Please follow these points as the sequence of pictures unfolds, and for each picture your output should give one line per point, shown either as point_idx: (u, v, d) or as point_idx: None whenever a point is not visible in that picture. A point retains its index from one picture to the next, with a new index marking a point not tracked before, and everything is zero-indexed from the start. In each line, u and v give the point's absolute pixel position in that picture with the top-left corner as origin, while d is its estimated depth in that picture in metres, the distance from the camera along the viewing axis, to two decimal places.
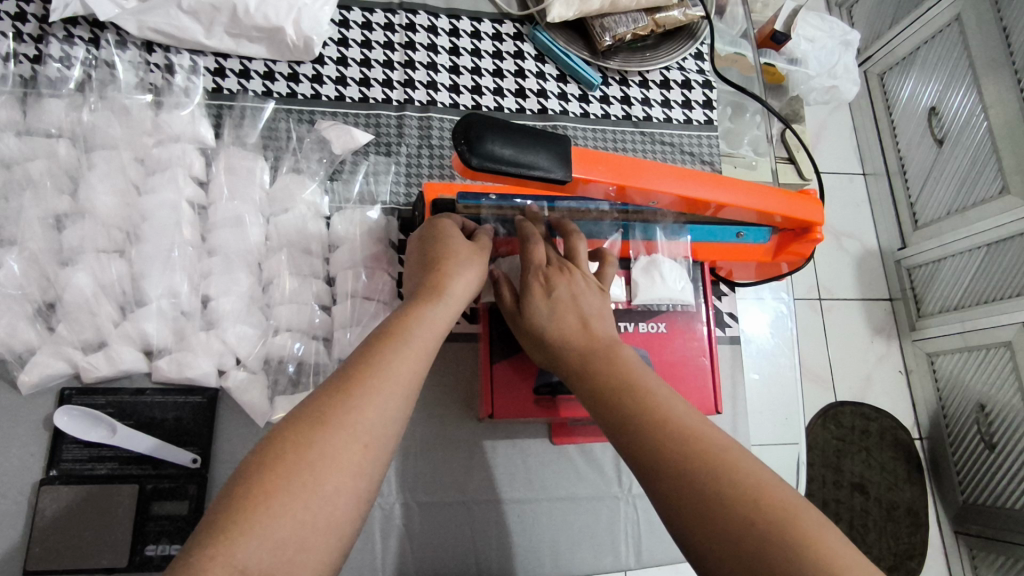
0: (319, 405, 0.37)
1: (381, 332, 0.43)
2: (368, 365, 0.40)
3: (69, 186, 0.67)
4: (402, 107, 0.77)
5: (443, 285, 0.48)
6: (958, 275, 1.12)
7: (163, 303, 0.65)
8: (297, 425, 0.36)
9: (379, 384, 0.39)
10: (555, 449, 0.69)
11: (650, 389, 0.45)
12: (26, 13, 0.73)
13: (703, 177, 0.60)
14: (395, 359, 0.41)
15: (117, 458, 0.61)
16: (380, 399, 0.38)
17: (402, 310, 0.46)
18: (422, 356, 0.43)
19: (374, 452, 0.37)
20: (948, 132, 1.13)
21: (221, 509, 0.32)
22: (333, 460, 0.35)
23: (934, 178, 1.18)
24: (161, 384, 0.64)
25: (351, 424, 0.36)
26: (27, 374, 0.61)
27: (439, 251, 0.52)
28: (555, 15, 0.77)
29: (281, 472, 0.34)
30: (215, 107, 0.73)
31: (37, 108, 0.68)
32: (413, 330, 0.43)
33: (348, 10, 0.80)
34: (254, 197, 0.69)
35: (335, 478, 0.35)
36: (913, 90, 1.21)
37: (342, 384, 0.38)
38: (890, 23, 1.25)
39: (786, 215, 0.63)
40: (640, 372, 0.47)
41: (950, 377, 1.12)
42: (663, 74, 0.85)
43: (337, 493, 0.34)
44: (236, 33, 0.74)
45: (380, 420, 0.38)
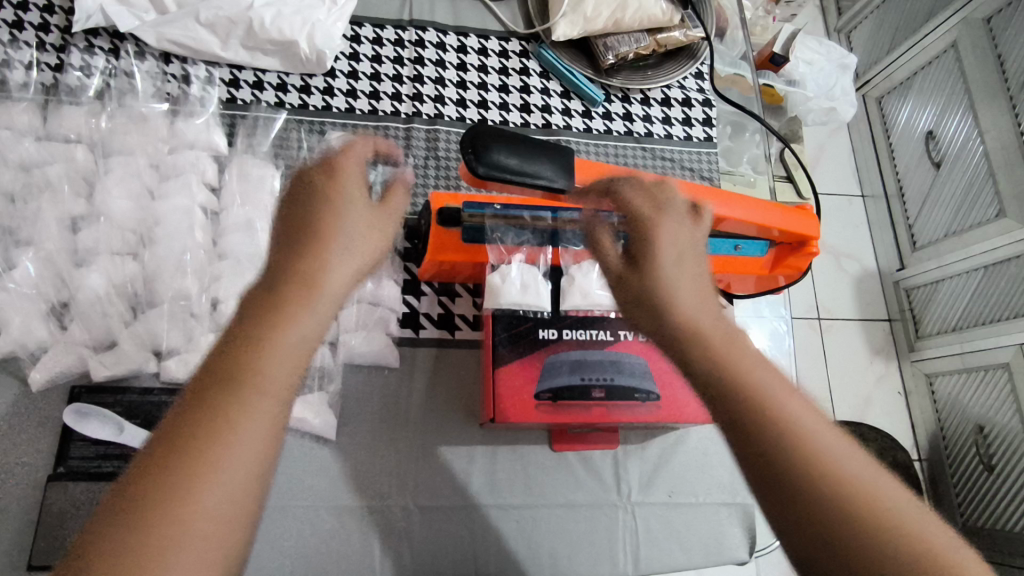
0: (172, 447, 0.35)
1: (249, 333, 0.40)
2: (239, 394, 0.37)
3: (85, 190, 0.69)
4: (410, 120, 0.79)
5: (314, 282, 0.43)
6: (956, 297, 1.13)
7: (174, 305, 0.66)
8: (151, 470, 0.35)
9: (242, 418, 0.37)
10: (555, 456, 0.70)
11: (770, 377, 0.42)
12: (51, 23, 0.75)
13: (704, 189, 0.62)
14: (269, 383, 0.38)
15: (124, 457, 0.62)
16: (261, 413, 0.37)
17: (264, 298, 0.42)
18: (292, 368, 0.40)
19: (262, 458, 0.37)
20: (945, 156, 1.16)
21: (86, 569, 0.32)
22: (224, 483, 0.35)
23: (932, 201, 1.20)
24: (169, 385, 0.66)
25: (234, 451, 0.36)
26: (39, 371, 0.63)
27: (315, 220, 0.45)
28: (561, 33, 0.80)
29: (160, 511, 0.33)
30: (229, 117, 0.75)
31: (56, 114, 0.70)
32: (291, 326, 0.40)
33: (359, 26, 0.82)
34: (265, 204, 0.71)
35: (228, 495, 0.35)
36: (910, 115, 1.24)
37: (210, 406, 0.37)
38: (888, 48, 1.29)
39: (784, 229, 0.66)
40: (752, 355, 0.44)
41: (949, 399, 1.13)
42: (663, 92, 0.87)
43: (230, 504, 0.35)
44: (252, 46, 0.76)
45: (253, 451, 0.37)
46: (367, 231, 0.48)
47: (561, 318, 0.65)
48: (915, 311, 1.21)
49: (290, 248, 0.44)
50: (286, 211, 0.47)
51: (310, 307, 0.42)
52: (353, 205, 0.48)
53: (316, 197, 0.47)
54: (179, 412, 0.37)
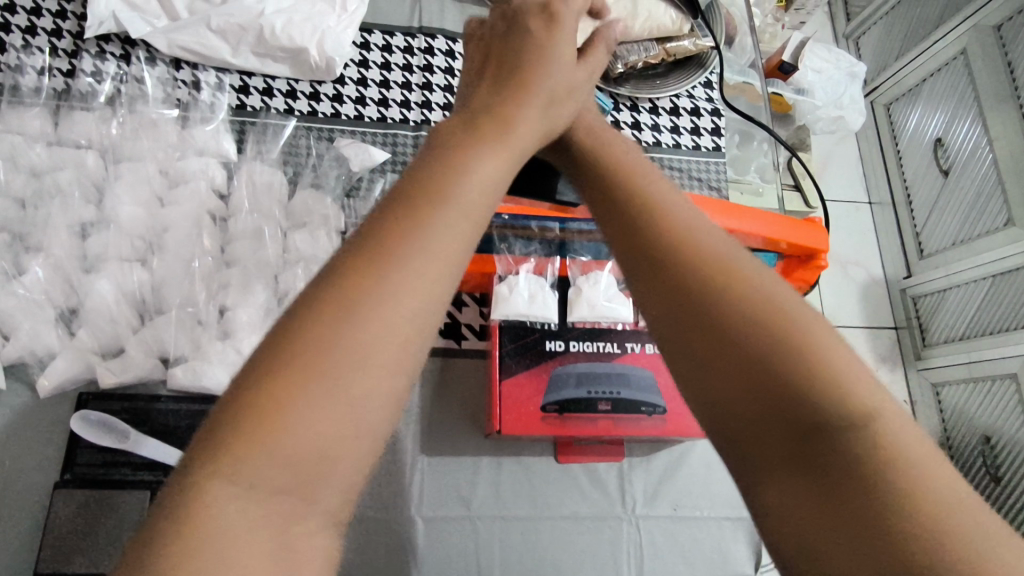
0: (290, 336, 0.30)
1: (428, 180, 0.36)
2: (361, 290, 0.31)
3: (95, 196, 0.70)
4: (418, 128, 0.79)
5: (483, 176, 0.37)
6: (963, 306, 1.13)
7: (182, 312, 0.67)
8: (270, 360, 0.30)
9: (366, 318, 0.31)
10: (560, 467, 0.70)
11: (723, 253, 0.37)
12: (63, 28, 0.76)
13: (709, 204, 0.63)
14: (405, 291, 0.32)
15: (129, 464, 0.63)
16: (421, 274, 0.33)
17: (464, 141, 0.38)
18: (439, 279, 0.33)
19: (422, 330, 0.32)
20: (954, 163, 1.15)
21: (203, 452, 0.28)
22: (376, 349, 0.31)
23: (939, 209, 1.19)
24: (176, 392, 0.66)
25: (392, 309, 0.31)
26: (46, 377, 0.63)
27: (501, 108, 0.41)
28: None
29: (306, 371, 0.29)
30: (238, 123, 0.76)
31: (68, 121, 0.71)
32: (474, 168, 0.37)
33: (369, 32, 0.82)
34: (274, 212, 0.72)
35: (381, 361, 0.31)
36: (920, 120, 1.23)
37: (368, 256, 0.32)
38: (897, 56, 1.30)
39: (792, 242, 0.66)
40: (707, 232, 0.39)
41: (955, 409, 1.13)
42: (672, 101, 0.87)
43: (384, 369, 0.31)
44: (262, 53, 0.76)
45: (371, 371, 0.30)
46: (551, 95, 0.44)
47: (569, 330, 0.65)
48: (922, 319, 1.21)
49: (498, 91, 0.42)
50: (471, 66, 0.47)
51: (501, 149, 0.39)
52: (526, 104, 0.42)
53: (525, 51, 0.45)
54: (309, 302, 0.32)
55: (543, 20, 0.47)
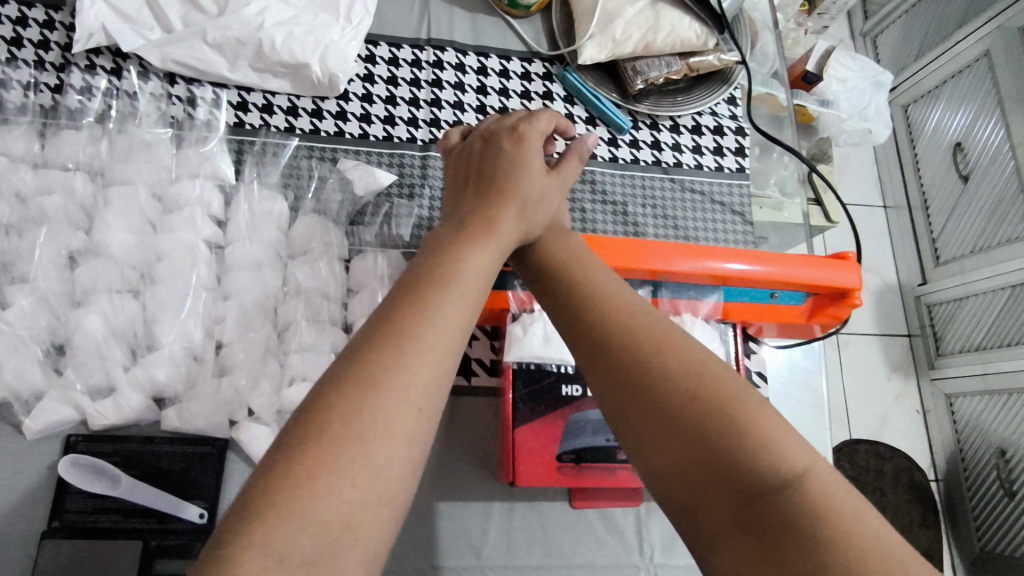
0: (322, 411, 0.36)
1: (431, 273, 0.43)
2: (382, 368, 0.38)
3: (84, 222, 0.65)
4: (427, 148, 0.75)
5: (475, 265, 0.45)
6: (979, 316, 1.21)
7: (176, 349, 0.63)
8: (305, 430, 0.35)
9: (387, 393, 0.37)
10: (573, 512, 0.67)
11: (654, 334, 0.45)
12: (50, 40, 0.71)
13: (715, 254, 0.64)
14: (417, 368, 0.38)
15: (121, 511, 0.59)
16: (434, 349, 0.40)
17: (459, 240, 0.46)
18: (443, 358, 0.40)
19: (434, 399, 0.39)
20: (973, 169, 1.23)
21: (247, 513, 0.32)
22: (395, 416, 0.37)
23: (958, 213, 1.27)
24: (171, 433, 0.63)
25: (409, 379, 0.38)
26: (33, 419, 0.60)
27: (486, 209, 0.49)
28: (587, 57, 0.75)
29: (340, 436, 0.35)
30: (236, 142, 0.71)
31: (55, 141, 0.67)
32: (471, 260, 0.45)
33: (375, 45, 0.77)
34: (272, 239, 0.68)
35: (399, 425, 0.37)
36: (941, 118, 1.30)
37: (383, 339, 0.39)
38: (917, 55, 1.37)
39: (814, 282, 0.64)
40: (642, 316, 0.47)
41: (969, 420, 1.20)
42: (694, 119, 0.82)
43: (404, 435, 0.37)
44: (261, 68, 0.72)
45: (391, 438, 0.36)
46: (530, 195, 0.52)
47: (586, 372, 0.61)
48: (936, 327, 1.30)
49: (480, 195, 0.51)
50: (454, 177, 0.56)
51: (493, 243, 0.47)
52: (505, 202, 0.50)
53: (501, 159, 0.53)
54: (334, 381, 0.38)
55: (517, 134, 0.56)
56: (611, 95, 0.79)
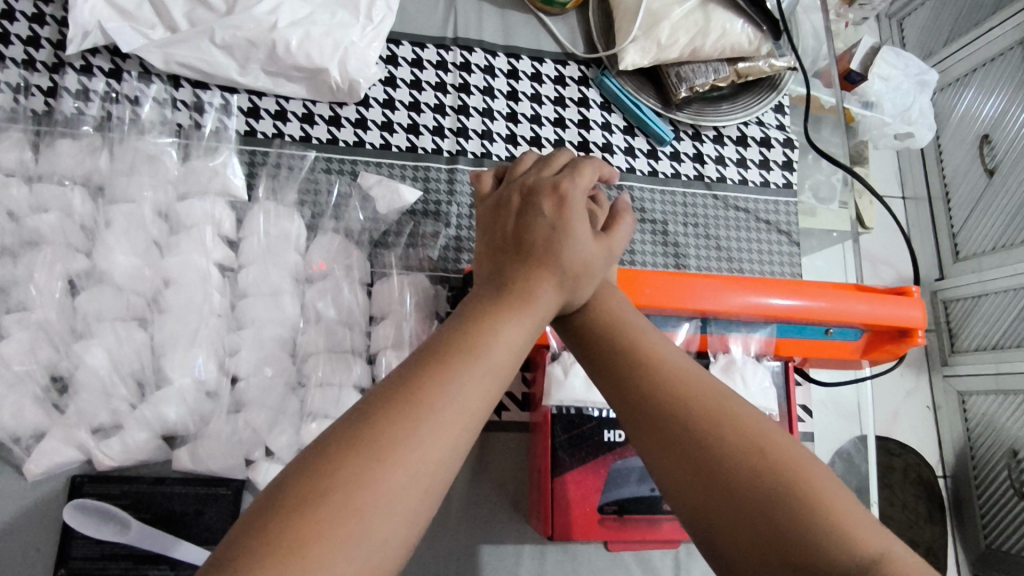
0: (321, 473, 0.32)
1: (456, 335, 0.38)
2: (391, 435, 0.33)
3: (83, 243, 0.60)
4: (454, 160, 0.69)
5: (504, 323, 0.39)
6: (996, 316, 1.11)
7: (187, 384, 0.58)
8: (302, 491, 0.31)
9: (390, 465, 0.32)
10: (608, 554, 0.63)
11: (690, 383, 0.42)
12: (41, 37, 0.65)
13: (764, 287, 0.60)
14: (428, 443, 0.34)
15: (131, 557, 0.56)
16: (451, 426, 0.35)
17: (489, 303, 0.40)
18: (456, 438, 0.35)
19: (442, 482, 0.34)
20: (1001, 162, 1.12)
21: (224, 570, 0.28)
22: (398, 498, 0.32)
23: (980, 210, 1.15)
24: (183, 473, 0.59)
25: (419, 456, 0.33)
26: (34, 462, 0.55)
27: (524, 257, 0.43)
28: (630, 62, 0.69)
29: (332, 510, 0.31)
30: (248, 153, 0.66)
31: (50, 152, 0.61)
32: (504, 331, 0.39)
33: (397, 44, 0.71)
34: (289, 262, 0.62)
35: (400, 509, 0.32)
36: (972, 102, 1.17)
37: (396, 404, 0.34)
38: (945, 39, 1.22)
39: (873, 318, 0.60)
40: (678, 365, 0.43)
41: (982, 419, 1.12)
42: (739, 129, 0.77)
43: (404, 517, 0.32)
44: (274, 71, 0.66)
45: (388, 517, 0.32)
46: (581, 260, 0.43)
47: None
48: (951, 325, 1.21)
49: (520, 242, 0.45)
50: (486, 235, 0.46)
51: (530, 314, 0.40)
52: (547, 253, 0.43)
53: (541, 220, 0.44)
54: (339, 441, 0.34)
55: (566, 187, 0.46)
56: (647, 102, 0.73)
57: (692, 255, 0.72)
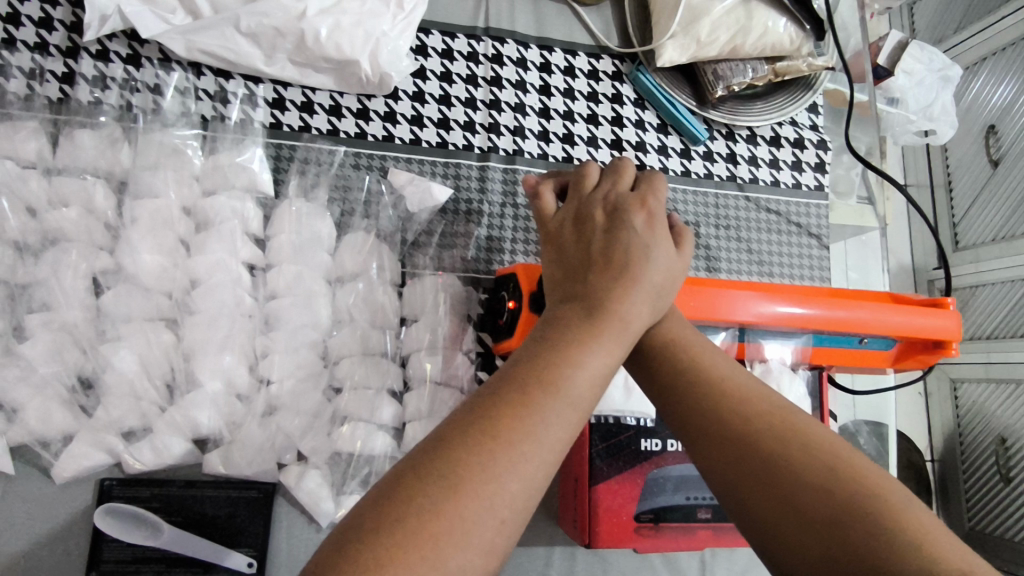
0: (396, 499, 0.32)
1: (534, 364, 0.38)
2: (470, 465, 0.33)
3: (107, 240, 0.58)
4: (485, 157, 0.68)
5: (579, 348, 0.39)
6: (992, 307, 1.07)
7: (218, 387, 0.57)
8: (378, 517, 0.31)
9: (468, 495, 0.32)
10: (636, 556, 0.64)
11: (756, 404, 0.42)
12: (53, 18, 0.61)
13: (808, 299, 0.59)
14: (507, 474, 0.34)
15: (164, 560, 0.55)
16: (530, 458, 0.35)
17: (565, 331, 0.40)
18: (535, 469, 0.35)
19: (521, 514, 0.34)
20: (1006, 154, 1.06)
21: None
22: (480, 529, 0.32)
23: (982, 201, 1.09)
24: (213, 476, 0.57)
25: (496, 489, 0.33)
26: (62, 466, 0.54)
27: (596, 279, 0.42)
28: (667, 60, 0.67)
29: (413, 541, 0.30)
30: (275, 147, 0.63)
31: (68, 143, 0.58)
32: (584, 361, 0.38)
33: (427, 33, 0.68)
34: (321, 262, 0.60)
35: (481, 540, 0.32)
36: (979, 89, 1.09)
37: (476, 430, 0.34)
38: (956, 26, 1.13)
39: (912, 330, 0.60)
40: (744, 388, 0.43)
41: (972, 405, 1.09)
42: (773, 129, 0.75)
43: (483, 548, 0.32)
44: (302, 61, 0.63)
45: (465, 547, 0.31)
46: (655, 287, 0.43)
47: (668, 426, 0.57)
48: None
49: (591, 260, 0.44)
50: (559, 258, 0.46)
51: (609, 344, 0.40)
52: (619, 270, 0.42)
53: (618, 244, 0.44)
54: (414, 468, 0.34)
55: (642, 211, 0.46)
56: (683, 101, 0.71)
57: (723, 259, 0.71)
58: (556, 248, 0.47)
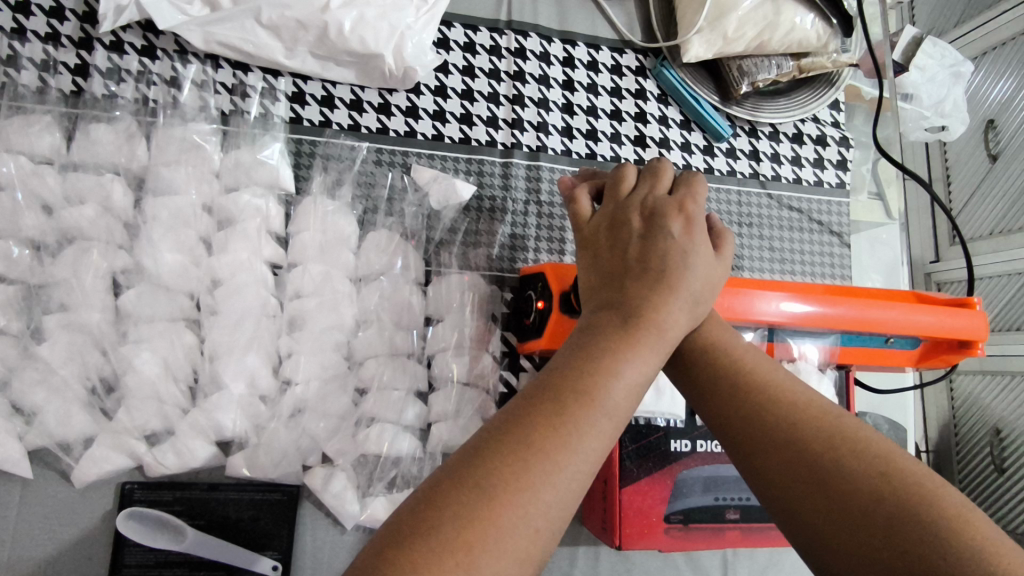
0: (437, 502, 0.32)
1: (573, 370, 0.37)
2: (510, 472, 0.33)
3: (126, 239, 0.56)
4: (508, 153, 0.67)
5: (616, 354, 0.38)
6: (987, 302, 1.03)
7: (242, 389, 0.55)
8: (418, 521, 0.31)
9: (507, 502, 0.32)
10: (661, 555, 0.63)
11: (794, 403, 0.42)
12: (65, 8, 0.59)
13: (843, 300, 0.59)
14: (546, 483, 0.33)
15: (187, 564, 0.53)
16: (567, 467, 0.34)
17: (602, 339, 0.39)
18: (573, 477, 0.34)
19: (556, 524, 0.33)
20: (1005, 148, 1.01)
21: None
22: (518, 537, 0.32)
23: (980, 196, 1.04)
24: (236, 478, 0.55)
25: (535, 497, 0.32)
26: (83, 470, 0.52)
27: (633, 284, 0.42)
28: (693, 56, 0.66)
29: (447, 548, 0.30)
30: (295, 142, 0.62)
31: (83, 138, 0.56)
32: (620, 369, 0.38)
33: (449, 26, 0.67)
34: (344, 261, 0.59)
35: (516, 549, 0.31)
36: (978, 83, 1.05)
37: (515, 436, 0.34)
38: (957, 21, 1.09)
39: (940, 331, 0.60)
40: (782, 388, 0.43)
41: (968, 397, 1.05)
42: (796, 126, 0.75)
43: (518, 558, 0.31)
44: (323, 55, 0.61)
45: (504, 555, 0.31)
46: (693, 295, 0.42)
47: (697, 427, 0.57)
48: None
49: (629, 263, 0.43)
50: (597, 261, 0.46)
51: (644, 353, 0.39)
52: (657, 276, 0.42)
53: (656, 250, 0.43)
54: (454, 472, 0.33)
55: (680, 216, 0.45)
56: (707, 97, 0.70)
57: (746, 257, 0.71)
58: (591, 253, 0.46)
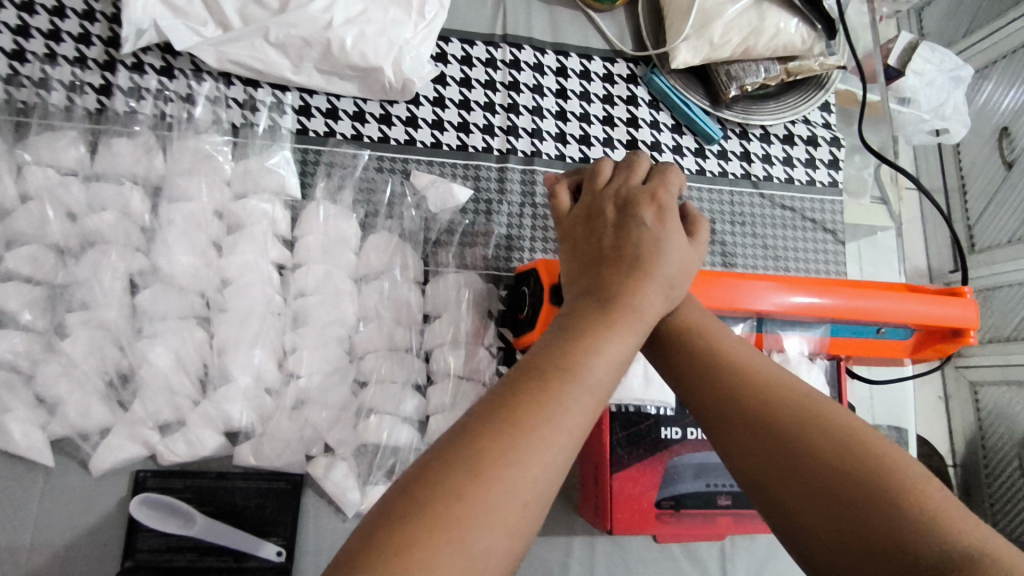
0: (425, 479, 0.33)
1: (552, 352, 0.39)
2: (494, 448, 0.34)
3: (143, 242, 0.60)
4: (504, 159, 0.70)
5: (595, 336, 0.40)
6: (1009, 308, 1.00)
7: (249, 382, 0.58)
8: (408, 498, 0.32)
9: (492, 474, 0.33)
10: (658, 547, 0.64)
11: (769, 384, 0.43)
12: (91, 34, 0.64)
13: (828, 288, 0.59)
14: (529, 456, 0.34)
15: (197, 549, 0.55)
16: (547, 442, 0.35)
17: (581, 323, 0.41)
18: (554, 450, 0.35)
19: (541, 496, 0.35)
20: (1020, 155, 0.99)
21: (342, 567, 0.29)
22: (504, 508, 0.33)
23: (996, 205, 1.02)
24: (244, 467, 0.58)
25: (518, 469, 0.33)
26: (101, 460, 0.55)
27: (610, 271, 0.44)
28: (680, 62, 0.69)
29: (434, 523, 0.31)
30: (302, 151, 0.66)
31: (106, 151, 0.61)
32: (598, 350, 0.39)
33: (446, 41, 0.71)
34: (346, 262, 0.62)
35: (502, 520, 0.32)
36: (990, 92, 1.03)
37: (498, 414, 0.35)
38: (965, 30, 1.07)
39: (929, 320, 0.60)
40: (758, 370, 0.44)
41: (994, 408, 1.00)
42: (787, 128, 0.77)
43: (504, 528, 0.32)
44: (327, 69, 0.65)
45: (490, 526, 0.32)
46: (668, 279, 0.44)
47: (687, 414, 0.58)
48: None
49: (605, 252, 0.45)
50: (576, 252, 0.48)
51: (621, 334, 0.40)
52: (632, 263, 0.44)
53: (630, 239, 0.45)
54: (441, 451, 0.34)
55: (652, 205, 0.47)
56: (695, 102, 0.73)
57: (739, 255, 0.72)
58: (571, 244, 0.49)
